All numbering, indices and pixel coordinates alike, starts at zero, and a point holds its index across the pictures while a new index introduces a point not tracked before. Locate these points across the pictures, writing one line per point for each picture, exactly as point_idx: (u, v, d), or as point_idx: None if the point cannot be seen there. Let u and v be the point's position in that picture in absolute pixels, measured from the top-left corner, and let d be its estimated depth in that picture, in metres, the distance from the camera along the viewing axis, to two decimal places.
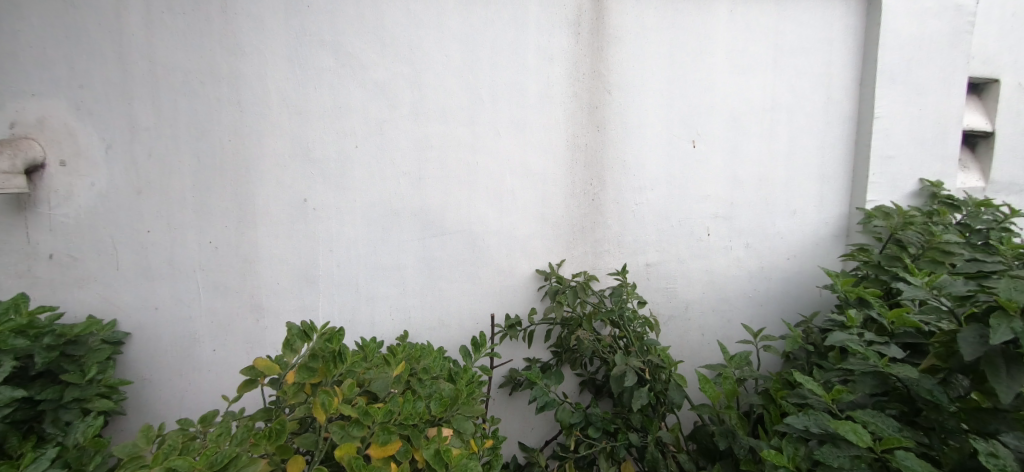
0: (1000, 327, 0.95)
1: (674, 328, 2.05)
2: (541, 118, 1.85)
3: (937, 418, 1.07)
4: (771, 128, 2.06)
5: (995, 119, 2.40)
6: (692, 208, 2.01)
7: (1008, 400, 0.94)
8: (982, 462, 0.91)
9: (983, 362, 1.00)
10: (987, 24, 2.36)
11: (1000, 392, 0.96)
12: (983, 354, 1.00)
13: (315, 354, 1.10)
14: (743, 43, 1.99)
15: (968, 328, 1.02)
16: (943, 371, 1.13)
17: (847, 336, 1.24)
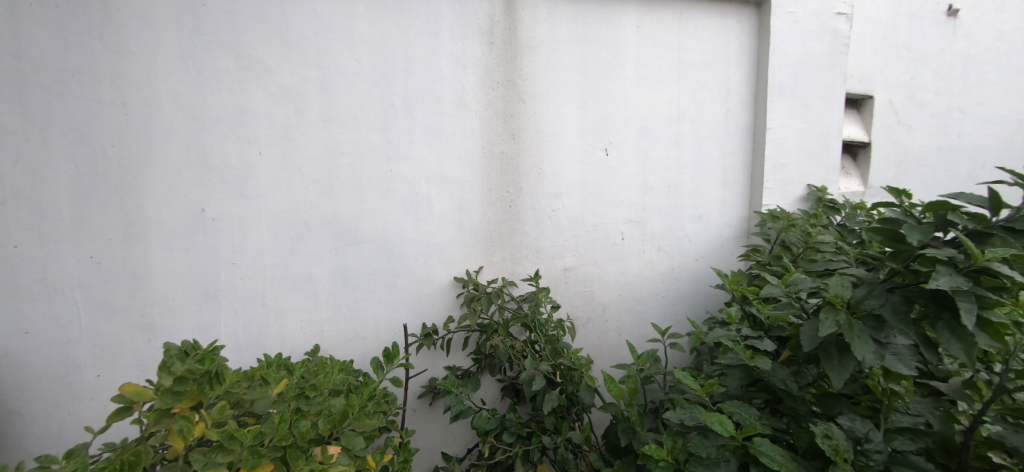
0: (826, 320, 1.05)
1: (592, 330, 2.11)
2: (456, 126, 1.85)
3: (792, 406, 1.18)
4: (677, 138, 2.18)
5: (871, 131, 2.69)
6: (607, 213, 2.09)
7: (838, 385, 1.05)
8: (819, 444, 1.01)
9: (820, 351, 1.11)
10: (861, 47, 2.66)
11: (832, 378, 1.07)
12: (820, 345, 1.11)
13: (184, 376, 1.01)
14: (649, 57, 2.10)
15: (809, 321, 1.14)
16: (799, 361, 1.24)
17: (725, 332, 1.34)
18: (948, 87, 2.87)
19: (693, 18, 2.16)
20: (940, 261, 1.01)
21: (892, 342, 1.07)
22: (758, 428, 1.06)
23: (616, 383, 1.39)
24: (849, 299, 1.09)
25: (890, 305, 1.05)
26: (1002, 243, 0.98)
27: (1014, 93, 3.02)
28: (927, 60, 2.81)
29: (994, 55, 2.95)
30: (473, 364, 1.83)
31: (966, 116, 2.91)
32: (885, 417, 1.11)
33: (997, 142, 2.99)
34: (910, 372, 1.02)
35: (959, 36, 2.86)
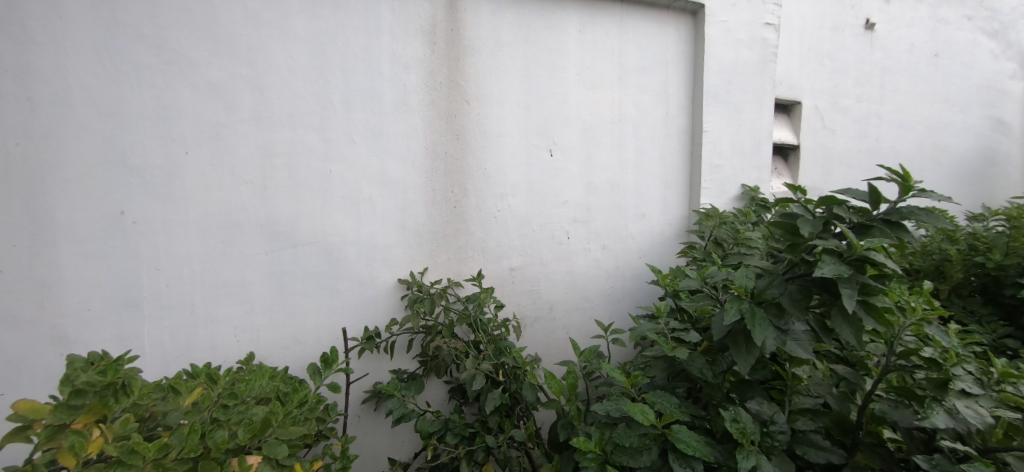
0: (730, 308, 1.12)
1: (540, 328, 2.14)
2: (397, 126, 1.82)
3: (710, 394, 1.25)
4: (620, 140, 2.25)
5: (799, 135, 2.87)
6: (552, 213, 2.12)
7: (744, 370, 1.12)
8: (728, 428, 1.07)
9: (729, 338, 1.18)
10: (788, 56, 2.83)
11: (739, 364, 1.14)
12: (729, 332, 1.18)
13: (82, 389, 0.96)
14: (591, 61, 2.15)
15: (719, 311, 1.21)
16: (715, 350, 1.31)
17: (652, 324, 1.40)
18: (867, 94, 3.09)
19: (633, 24, 2.23)
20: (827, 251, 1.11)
21: (791, 328, 1.15)
22: (676, 416, 1.14)
23: (557, 380, 1.40)
24: (753, 288, 1.18)
25: (789, 293, 1.14)
26: (879, 233, 1.09)
27: (924, 101, 3.30)
28: (848, 69, 3.03)
29: (906, 66, 3.21)
30: (419, 367, 1.81)
31: (884, 121, 3.15)
32: (789, 399, 1.21)
33: (910, 146, 3.25)
34: (806, 355, 1.10)
35: (876, 48, 3.10)
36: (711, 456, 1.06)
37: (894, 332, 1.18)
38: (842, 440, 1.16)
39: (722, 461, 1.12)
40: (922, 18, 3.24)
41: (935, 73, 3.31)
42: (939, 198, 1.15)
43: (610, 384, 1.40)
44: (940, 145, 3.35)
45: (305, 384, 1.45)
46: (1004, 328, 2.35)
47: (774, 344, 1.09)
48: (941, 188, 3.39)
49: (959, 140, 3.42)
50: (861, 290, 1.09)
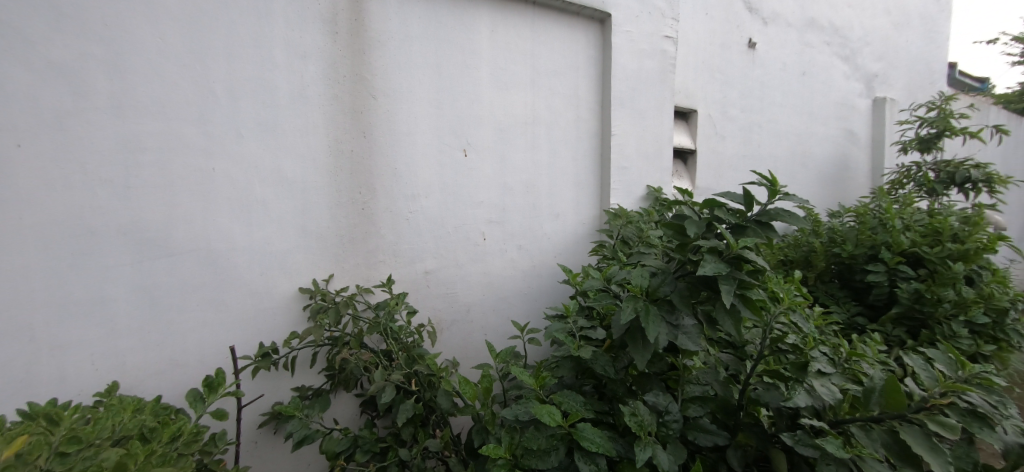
0: (627, 307, 1.19)
1: (457, 332, 2.10)
2: (294, 121, 1.69)
3: (615, 388, 1.32)
4: (533, 141, 2.28)
5: (695, 140, 3.12)
6: (467, 215, 2.10)
7: (641, 365, 1.19)
8: (628, 421, 1.13)
9: (629, 335, 1.24)
10: (685, 67, 3.06)
11: (637, 359, 1.21)
12: (628, 330, 1.24)
13: None
14: (503, 61, 2.16)
15: (618, 310, 1.28)
16: (618, 347, 1.37)
17: (561, 324, 1.43)
18: (750, 105, 3.43)
19: (544, 28, 2.27)
20: (708, 250, 1.20)
21: (683, 323, 1.23)
22: (581, 414, 1.18)
23: (471, 384, 1.38)
24: (648, 287, 1.25)
25: (678, 290, 1.23)
26: (752, 233, 1.21)
27: (795, 113, 3.74)
28: (734, 82, 3.34)
29: (780, 82, 3.62)
30: (326, 382, 1.70)
31: (764, 130, 3.53)
32: (682, 389, 1.31)
33: (784, 152, 3.67)
34: (694, 348, 1.19)
35: (757, 64, 3.45)
36: (613, 450, 1.12)
37: (766, 320, 1.30)
38: (726, 423, 1.28)
39: (624, 454, 1.18)
40: (792, 40, 3.67)
41: (803, 89, 3.77)
42: (799, 200, 1.30)
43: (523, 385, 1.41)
44: (808, 153, 3.83)
45: (185, 414, 1.30)
46: (856, 308, 2.84)
47: (666, 339, 1.17)
48: (810, 189, 3.87)
49: (822, 148, 3.94)
50: (739, 285, 1.20)
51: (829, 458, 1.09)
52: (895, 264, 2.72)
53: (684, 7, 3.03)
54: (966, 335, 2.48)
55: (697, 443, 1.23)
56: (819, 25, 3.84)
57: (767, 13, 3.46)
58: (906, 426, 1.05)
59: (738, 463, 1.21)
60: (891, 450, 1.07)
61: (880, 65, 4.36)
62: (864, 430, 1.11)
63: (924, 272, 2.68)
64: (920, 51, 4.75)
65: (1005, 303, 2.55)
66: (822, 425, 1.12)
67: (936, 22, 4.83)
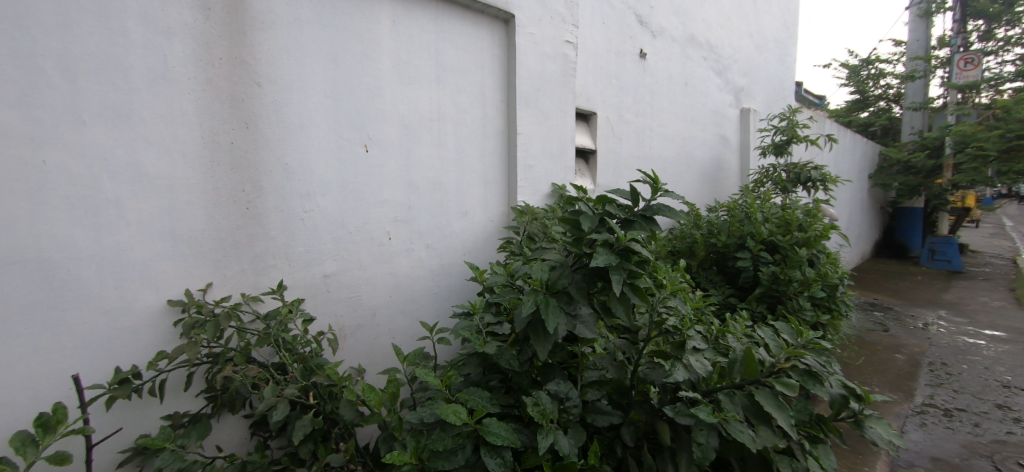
0: (527, 301, 1.22)
1: (362, 337, 2.00)
2: (157, 108, 1.48)
3: (519, 381, 1.37)
4: (439, 137, 2.24)
5: (595, 141, 3.29)
6: (370, 214, 2.00)
7: (542, 356, 1.23)
8: (529, 411, 1.16)
9: (530, 328, 1.28)
10: (585, 72, 3.22)
11: (538, 351, 1.25)
12: (530, 323, 1.27)
13: None
14: (405, 54, 2.09)
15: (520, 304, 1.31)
16: (521, 340, 1.41)
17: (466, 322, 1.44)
18: (643, 110, 3.72)
19: (448, 24, 2.25)
20: (600, 244, 1.27)
21: (579, 313, 1.29)
22: (486, 410, 1.20)
23: (376, 391, 1.33)
24: (548, 281, 1.30)
25: (575, 282, 1.29)
26: (638, 226, 1.31)
27: (680, 119, 4.12)
28: (628, 88, 3.58)
29: (668, 90, 3.97)
30: (206, 405, 1.52)
31: (655, 133, 3.84)
32: (581, 375, 1.39)
33: (672, 154, 4.03)
34: (590, 336, 1.26)
35: (647, 73, 3.74)
36: (517, 442, 1.15)
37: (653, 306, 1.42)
38: (620, 402, 1.40)
39: (527, 444, 1.22)
40: (677, 53, 4.03)
41: (686, 98, 4.17)
42: (678, 196, 1.43)
43: (429, 387, 1.39)
44: (690, 155, 4.25)
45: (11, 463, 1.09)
46: (729, 290, 3.24)
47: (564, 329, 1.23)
48: (693, 188, 4.31)
49: (702, 151, 4.39)
50: (628, 274, 1.29)
51: (702, 425, 1.22)
52: (757, 251, 3.14)
53: (582, 15, 3.18)
54: (809, 308, 2.96)
55: (595, 424, 1.31)
56: (698, 41, 4.27)
57: (655, 27, 3.78)
58: (761, 390, 1.21)
59: (630, 439, 1.31)
60: (750, 412, 1.23)
61: (747, 80, 4.98)
62: (730, 397, 1.26)
63: (778, 257, 3.12)
64: (776, 70, 5.51)
65: (835, 280, 3.05)
66: (696, 396, 1.25)
67: (786, 46, 5.65)
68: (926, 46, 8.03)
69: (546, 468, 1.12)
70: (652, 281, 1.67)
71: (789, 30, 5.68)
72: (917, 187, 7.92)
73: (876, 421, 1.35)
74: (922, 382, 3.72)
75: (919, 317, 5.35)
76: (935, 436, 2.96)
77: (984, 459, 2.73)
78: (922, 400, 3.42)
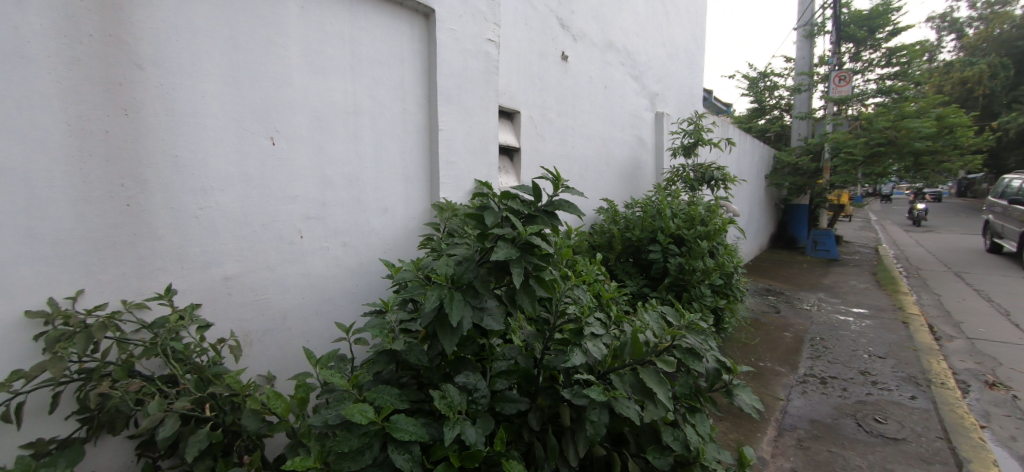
0: (431, 297, 1.22)
1: (271, 342, 1.88)
2: (7, 88, 1.28)
3: (429, 376, 1.38)
4: (355, 131, 2.15)
5: (519, 139, 3.35)
6: (278, 211, 1.88)
7: (448, 349, 1.24)
8: (436, 404, 1.19)
9: (436, 323, 1.28)
10: (508, 71, 3.26)
11: (445, 345, 1.26)
12: (436, 318, 1.28)
13: None
14: (316, 43, 1.99)
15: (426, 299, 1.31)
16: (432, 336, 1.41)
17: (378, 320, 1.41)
18: (565, 111, 3.84)
19: (364, 14, 2.16)
20: (503, 239, 1.30)
21: (486, 306, 1.32)
22: (394, 407, 1.19)
23: (283, 397, 1.26)
24: (453, 275, 1.32)
25: (479, 276, 1.33)
26: (541, 222, 1.36)
27: (601, 120, 4.32)
28: (551, 89, 3.68)
29: (589, 92, 4.13)
30: (80, 428, 1.35)
31: (577, 133, 3.99)
32: (491, 366, 1.43)
33: (593, 154, 4.21)
34: (496, 327, 1.30)
35: (569, 76, 3.87)
36: (425, 436, 1.17)
37: (557, 297, 1.50)
38: (528, 390, 1.45)
39: (436, 437, 1.24)
40: (597, 57, 4.21)
41: (606, 100, 4.38)
42: (579, 192, 1.51)
43: (337, 388, 1.34)
44: (611, 155, 4.47)
45: None
46: (642, 281, 3.47)
47: (469, 321, 1.25)
48: (612, 186, 4.53)
49: (621, 151, 4.63)
50: (533, 267, 1.35)
51: (595, 403, 1.31)
52: (666, 244, 3.40)
53: (505, 14, 3.21)
54: (709, 294, 3.25)
55: (503, 412, 1.36)
56: (617, 47, 4.50)
57: (576, 32, 3.92)
58: (645, 369, 1.34)
59: (536, 424, 1.38)
60: (636, 389, 1.34)
61: (661, 86, 5.32)
62: (619, 377, 1.37)
63: (684, 248, 3.39)
64: (687, 78, 5.96)
65: (732, 269, 3.38)
66: (590, 378, 1.34)
67: (694, 57, 6.12)
68: (809, 63, 9.11)
69: (453, 459, 1.14)
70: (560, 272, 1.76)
71: (697, 42, 6.18)
72: (804, 188, 8.95)
73: (743, 388, 1.53)
74: (804, 355, 4.24)
75: (803, 299, 6.08)
76: (814, 401, 3.40)
77: (849, 418, 3.18)
78: (803, 371, 3.90)
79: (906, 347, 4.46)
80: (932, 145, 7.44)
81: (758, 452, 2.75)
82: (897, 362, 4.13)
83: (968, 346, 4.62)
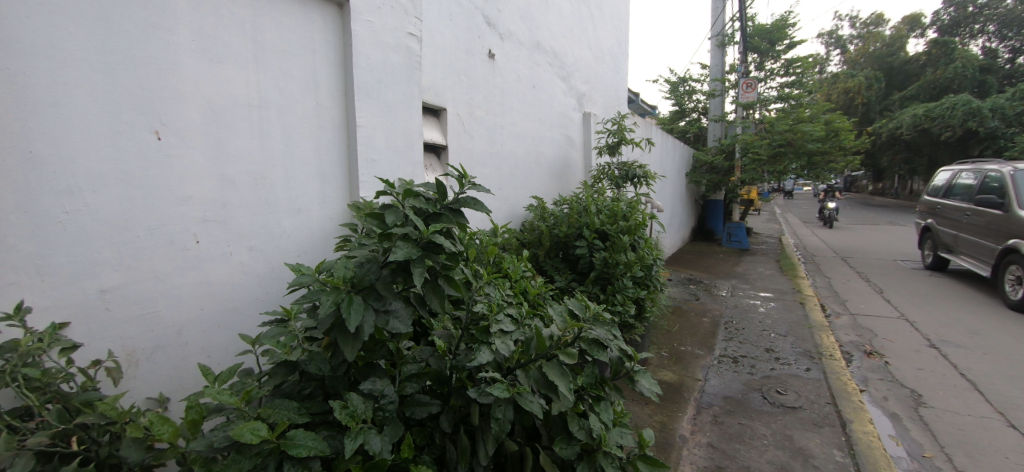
0: (327, 301, 1.20)
1: (163, 360, 1.69)
2: None
3: (334, 385, 1.33)
4: (261, 126, 1.99)
5: (446, 136, 3.30)
6: (168, 213, 1.69)
7: (348, 356, 1.21)
8: (337, 416, 1.16)
9: (336, 330, 1.25)
10: (433, 67, 3.19)
11: (345, 351, 1.23)
12: (335, 324, 1.26)
13: None
14: (210, 28, 1.80)
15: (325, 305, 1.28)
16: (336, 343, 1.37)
17: (277, 330, 1.35)
18: (493, 109, 3.83)
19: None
20: (403, 237, 1.34)
21: (390, 308, 1.31)
22: (291, 421, 1.16)
23: (169, 422, 1.15)
24: (354, 278, 1.30)
25: (382, 278, 1.34)
26: (446, 219, 1.44)
27: (530, 118, 4.36)
28: (479, 86, 3.66)
29: (517, 91, 4.16)
30: None
31: (506, 131, 4.00)
32: (400, 370, 1.41)
33: (523, 152, 4.25)
34: (402, 330, 1.29)
35: (497, 74, 3.87)
36: (326, 450, 1.13)
37: (466, 297, 1.53)
38: (440, 392, 1.45)
39: (338, 449, 1.20)
40: (525, 56, 4.25)
41: (535, 100, 4.43)
42: (484, 189, 1.61)
43: (228, 407, 1.24)
44: (540, 153, 4.54)
45: None
46: (570, 276, 3.57)
47: (370, 325, 1.23)
48: (543, 183, 4.61)
49: (550, 149, 4.72)
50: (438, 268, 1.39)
51: (500, 401, 1.33)
52: (591, 239, 3.52)
53: (429, 9, 3.14)
54: (631, 286, 3.41)
55: (413, 417, 1.35)
56: (545, 48, 4.57)
57: (503, 30, 3.92)
58: (549, 363, 1.40)
59: (448, 425, 1.39)
60: (540, 384, 1.39)
61: (588, 87, 5.50)
62: (525, 372, 1.41)
63: (608, 242, 3.52)
64: (612, 80, 6.20)
65: (652, 261, 3.57)
66: (495, 376, 1.35)
67: (619, 60, 6.39)
68: (721, 70, 9.87)
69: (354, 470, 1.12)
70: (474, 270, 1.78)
71: (621, 47, 6.46)
72: (718, 185, 9.69)
73: (643, 374, 1.60)
74: (719, 338, 4.59)
75: (718, 287, 6.59)
76: (727, 379, 3.70)
77: (757, 392, 3.48)
78: (718, 353, 4.22)
79: (803, 325, 4.99)
80: (821, 145, 8.37)
81: (679, 431, 2.93)
82: (796, 339, 4.60)
83: (852, 321, 5.26)
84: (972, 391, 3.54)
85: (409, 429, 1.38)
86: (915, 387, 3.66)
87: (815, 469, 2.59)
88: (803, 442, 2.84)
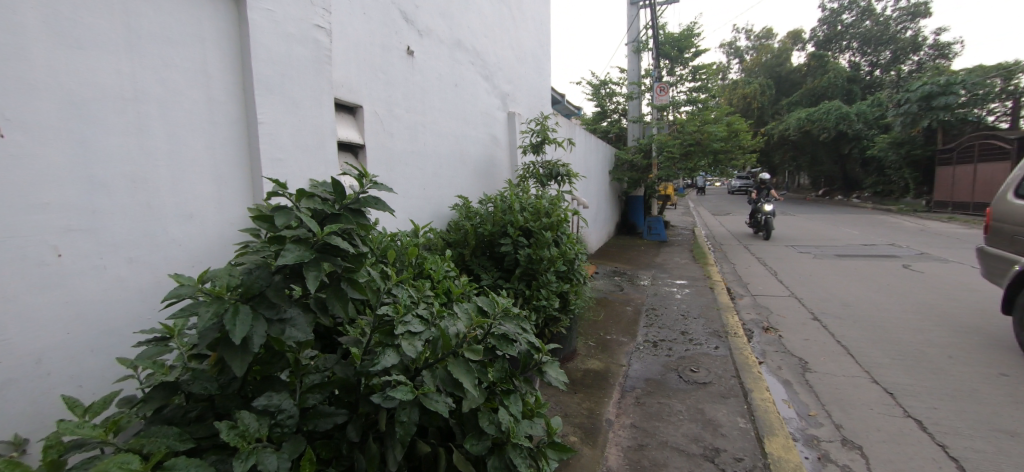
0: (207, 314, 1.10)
1: (18, 394, 1.44)
2: None
3: (225, 404, 1.23)
4: (138, 122, 1.76)
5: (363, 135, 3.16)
6: (17, 223, 1.44)
7: (237, 371, 1.12)
8: (225, 437, 1.08)
9: (221, 344, 1.16)
10: (346, 61, 3.03)
11: (232, 366, 1.14)
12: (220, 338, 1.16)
13: None
14: (70, 9, 1.56)
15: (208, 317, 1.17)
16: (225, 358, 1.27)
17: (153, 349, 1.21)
18: (413, 107, 3.73)
19: None
20: (296, 240, 1.26)
21: (285, 316, 1.24)
22: (171, 449, 1.06)
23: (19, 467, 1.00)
24: (242, 286, 1.21)
25: (273, 284, 1.25)
26: (345, 220, 1.38)
27: (453, 117, 4.31)
28: (397, 83, 3.53)
29: (439, 89, 4.09)
30: None
31: (428, 130, 3.92)
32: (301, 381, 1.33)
33: (446, 151, 4.19)
34: (299, 339, 1.22)
35: (417, 71, 3.77)
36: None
37: (372, 300, 1.48)
38: (346, 400, 1.40)
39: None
40: (445, 54, 4.18)
41: (457, 98, 4.38)
42: (387, 187, 1.56)
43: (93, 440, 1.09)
44: (464, 152, 4.51)
45: None
46: (497, 273, 3.59)
47: (260, 335, 1.15)
48: (467, 182, 4.59)
49: (474, 148, 4.70)
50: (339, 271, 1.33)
51: (405, 403, 1.31)
52: (516, 237, 3.56)
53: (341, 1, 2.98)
54: (555, 280, 3.51)
55: (317, 429, 1.28)
56: (466, 47, 4.54)
57: (422, 27, 3.83)
58: (455, 361, 1.41)
59: (355, 434, 1.35)
60: (447, 382, 1.39)
61: (511, 87, 5.55)
62: (432, 372, 1.40)
63: (532, 239, 3.57)
64: (535, 82, 6.32)
65: (575, 255, 3.68)
66: (401, 378, 1.33)
67: (541, 61, 6.53)
68: (637, 74, 10.44)
69: None
70: (383, 271, 1.73)
71: (543, 49, 6.61)
72: (636, 181, 10.25)
73: (551, 365, 1.66)
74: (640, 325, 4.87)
75: (637, 277, 6.98)
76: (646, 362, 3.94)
77: (673, 372, 3.74)
78: (639, 338, 4.47)
79: (712, 308, 5.45)
80: (724, 145, 9.18)
81: (605, 415, 3.06)
82: (705, 321, 5.01)
83: (751, 301, 5.84)
84: (845, 356, 4.07)
85: (312, 443, 1.32)
86: (802, 355, 4.14)
87: (723, 437, 2.83)
88: (712, 414, 3.10)
